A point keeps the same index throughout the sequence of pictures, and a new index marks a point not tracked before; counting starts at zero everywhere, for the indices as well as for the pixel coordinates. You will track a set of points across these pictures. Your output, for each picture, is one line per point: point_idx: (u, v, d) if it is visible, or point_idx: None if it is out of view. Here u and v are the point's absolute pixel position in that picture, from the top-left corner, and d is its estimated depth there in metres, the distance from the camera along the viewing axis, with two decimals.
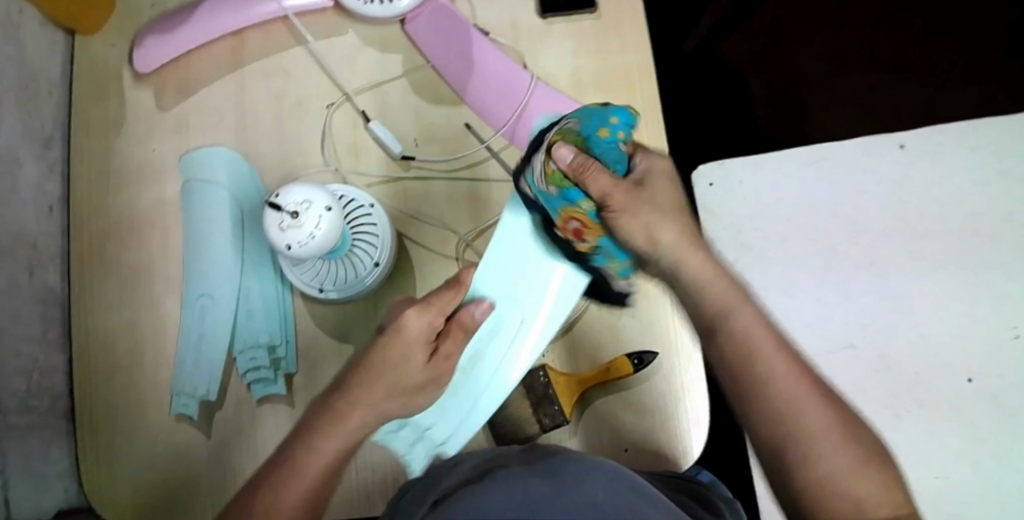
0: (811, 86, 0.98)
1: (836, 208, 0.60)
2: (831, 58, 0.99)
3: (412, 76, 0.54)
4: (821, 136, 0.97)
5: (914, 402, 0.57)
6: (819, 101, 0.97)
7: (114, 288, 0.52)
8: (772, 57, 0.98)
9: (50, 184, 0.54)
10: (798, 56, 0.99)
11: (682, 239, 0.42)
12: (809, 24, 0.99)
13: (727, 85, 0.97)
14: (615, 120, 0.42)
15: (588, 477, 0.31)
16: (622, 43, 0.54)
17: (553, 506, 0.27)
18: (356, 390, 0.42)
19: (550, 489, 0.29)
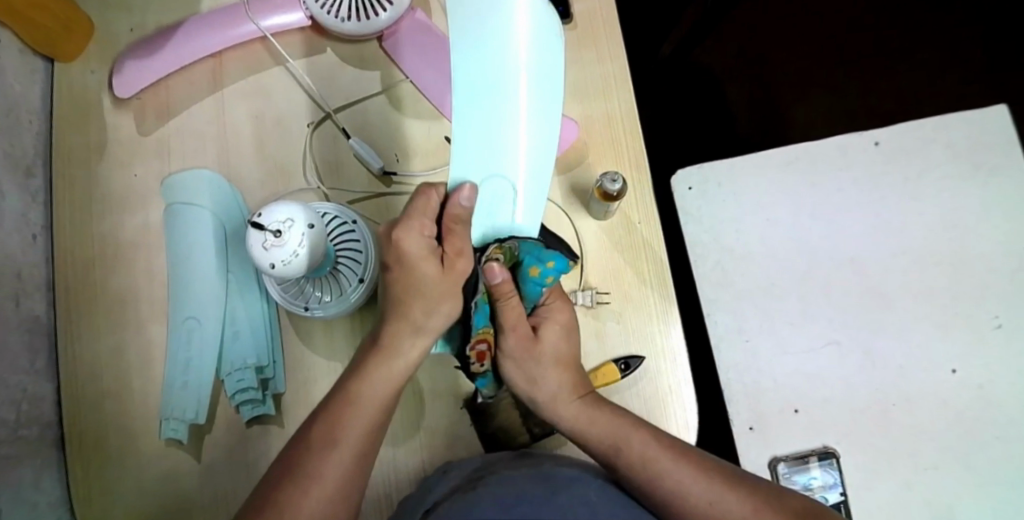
0: (791, 86, 0.99)
1: (818, 206, 0.61)
2: (811, 58, 1.00)
3: (391, 92, 0.55)
4: (803, 135, 0.97)
5: (901, 396, 0.58)
6: (799, 101, 0.98)
7: (100, 316, 0.52)
8: (752, 60, 0.99)
9: (34, 212, 0.54)
10: (777, 57, 0.99)
11: (581, 402, 0.43)
12: (788, 24, 1.00)
13: (709, 88, 0.98)
14: (551, 263, 0.42)
15: (577, 482, 0.34)
16: (597, 52, 0.55)
17: (545, 509, 0.30)
18: None
19: (540, 493, 0.32)
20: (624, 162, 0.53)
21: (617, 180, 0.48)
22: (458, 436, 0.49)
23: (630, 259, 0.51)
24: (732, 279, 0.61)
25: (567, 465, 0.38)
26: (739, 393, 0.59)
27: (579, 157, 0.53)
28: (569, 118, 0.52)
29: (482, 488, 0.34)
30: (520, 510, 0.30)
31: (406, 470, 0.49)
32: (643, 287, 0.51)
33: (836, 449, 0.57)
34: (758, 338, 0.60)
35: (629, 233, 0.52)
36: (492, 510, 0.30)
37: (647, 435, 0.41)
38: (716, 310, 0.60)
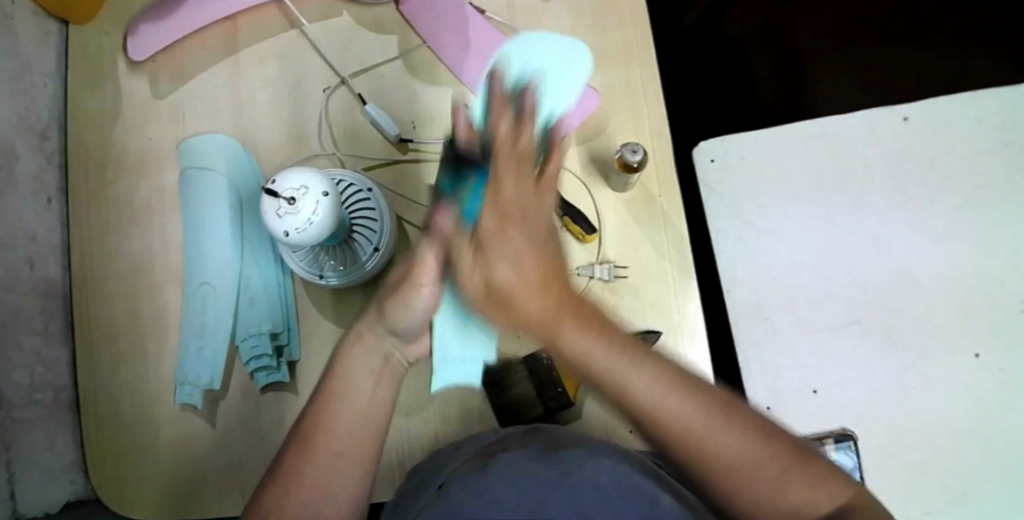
0: (814, 60, 0.96)
1: (843, 184, 0.59)
2: (834, 32, 0.97)
3: (408, 58, 0.53)
4: (827, 109, 0.95)
5: (921, 378, 0.57)
6: (821, 76, 0.96)
7: (113, 281, 0.52)
8: (774, 34, 0.97)
9: (48, 175, 0.55)
10: (800, 30, 0.97)
11: (631, 347, 0.33)
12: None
13: (729, 62, 0.96)
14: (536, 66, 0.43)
15: (593, 467, 0.32)
16: (619, 20, 0.53)
17: (559, 502, 0.29)
18: (324, 408, 0.37)
19: (554, 480, 0.31)
20: (645, 133, 0.51)
21: (638, 152, 0.47)
22: (470, 405, 0.49)
23: (648, 232, 0.50)
24: (753, 255, 0.59)
25: (579, 445, 0.36)
26: (759, 372, 0.58)
27: (600, 126, 0.52)
28: (591, 86, 0.51)
29: (492, 472, 0.33)
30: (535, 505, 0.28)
31: (418, 440, 0.48)
32: (663, 261, 0.50)
33: (851, 430, 0.57)
34: (779, 316, 0.59)
35: (649, 207, 0.51)
36: (504, 499, 0.29)
37: (693, 408, 0.32)
38: (736, 286, 0.59)
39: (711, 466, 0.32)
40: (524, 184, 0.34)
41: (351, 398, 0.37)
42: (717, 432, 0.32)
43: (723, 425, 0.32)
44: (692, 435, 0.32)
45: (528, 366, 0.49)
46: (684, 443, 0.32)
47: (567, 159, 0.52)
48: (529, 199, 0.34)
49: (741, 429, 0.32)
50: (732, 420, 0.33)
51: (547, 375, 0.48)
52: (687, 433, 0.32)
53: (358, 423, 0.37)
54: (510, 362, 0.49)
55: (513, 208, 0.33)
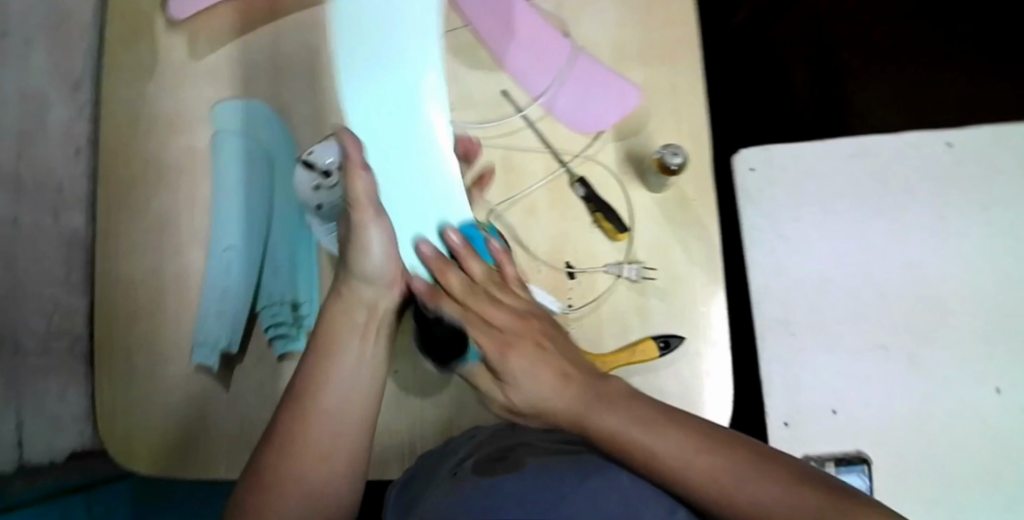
0: (851, 76, 0.95)
1: (880, 204, 0.58)
2: (874, 49, 0.95)
3: (451, 38, 0.52)
4: (864, 127, 0.93)
5: (941, 407, 0.56)
6: (857, 93, 0.95)
7: (137, 238, 0.52)
8: (814, 46, 0.95)
9: (79, 126, 0.54)
10: (841, 44, 0.95)
11: (643, 423, 0.33)
12: (854, 11, 0.96)
13: (767, 69, 0.94)
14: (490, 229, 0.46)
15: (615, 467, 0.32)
16: (668, 16, 0.52)
17: (577, 497, 0.28)
18: (320, 370, 0.38)
19: (574, 476, 0.30)
20: (685, 135, 0.50)
21: (678, 154, 0.46)
22: (487, 395, 0.48)
23: (679, 235, 0.50)
24: (785, 269, 0.59)
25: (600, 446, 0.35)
26: (782, 389, 0.58)
27: (639, 125, 0.51)
28: (636, 84, 0.51)
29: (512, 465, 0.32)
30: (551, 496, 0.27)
31: (432, 424, 0.48)
32: (692, 267, 0.49)
33: (867, 454, 0.56)
34: (805, 333, 0.58)
35: (684, 210, 0.50)
36: (519, 490, 0.28)
37: (708, 456, 0.32)
38: (765, 299, 0.58)
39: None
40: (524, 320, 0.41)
41: (345, 359, 0.39)
42: (741, 482, 0.31)
43: (749, 476, 0.31)
44: (717, 486, 0.31)
45: None
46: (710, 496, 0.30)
47: (603, 155, 0.51)
48: (519, 326, 0.40)
49: (769, 477, 0.31)
50: (754, 470, 0.31)
51: None
52: (711, 482, 0.31)
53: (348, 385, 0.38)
54: None
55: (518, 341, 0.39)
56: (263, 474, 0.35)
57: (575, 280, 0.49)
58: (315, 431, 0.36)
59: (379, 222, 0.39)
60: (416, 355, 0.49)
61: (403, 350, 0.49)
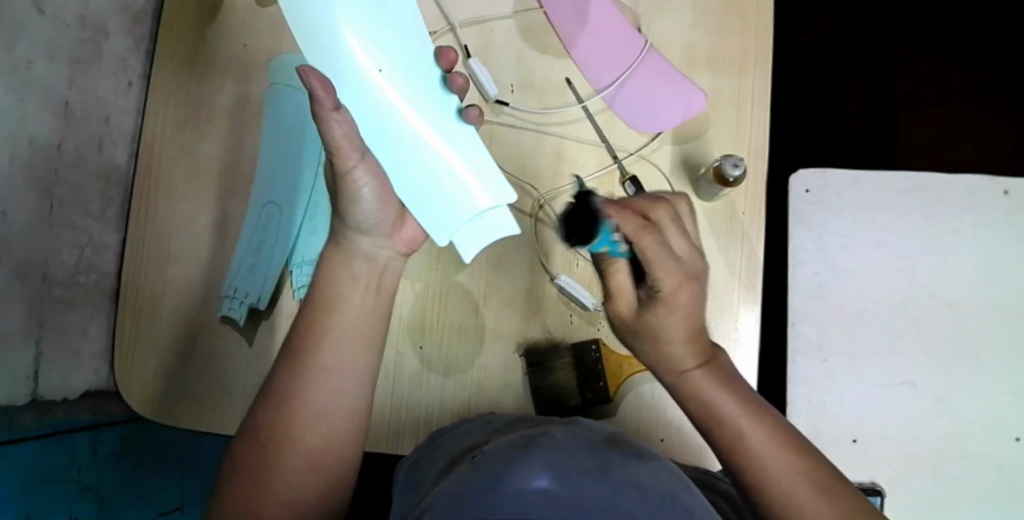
0: (908, 107, 0.92)
1: (928, 243, 0.57)
2: (938, 82, 0.92)
3: (522, 18, 0.51)
4: (911, 162, 0.91)
5: (958, 450, 0.56)
6: (913, 126, 0.91)
7: (177, 180, 0.51)
8: (874, 72, 0.92)
9: (134, 60, 0.54)
10: (903, 72, 0.92)
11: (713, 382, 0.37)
12: (923, 40, 0.92)
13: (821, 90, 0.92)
14: None
15: (634, 462, 0.31)
16: (744, 26, 0.51)
17: (593, 482, 0.27)
18: (319, 337, 0.37)
19: (594, 464, 0.29)
20: (746, 147, 0.50)
21: (739, 166, 0.45)
22: (510, 382, 0.48)
23: (724, 247, 0.49)
24: (826, 294, 0.58)
25: (616, 441, 0.34)
26: (805, 412, 0.57)
27: (699, 131, 0.50)
28: (703, 90, 0.50)
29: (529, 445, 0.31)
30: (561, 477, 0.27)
31: (454, 403, 0.48)
32: (733, 281, 0.48)
33: (879, 485, 0.57)
34: (837, 360, 0.58)
35: (732, 223, 0.49)
36: (529, 465, 0.27)
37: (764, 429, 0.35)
38: (801, 322, 0.58)
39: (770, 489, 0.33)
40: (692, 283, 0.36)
41: (348, 320, 0.38)
42: (778, 464, 0.34)
43: (789, 458, 0.34)
44: (749, 453, 0.34)
45: (575, 354, 0.48)
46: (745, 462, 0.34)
47: (658, 156, 0.50)
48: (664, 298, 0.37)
49: (801, 462, 0.34)
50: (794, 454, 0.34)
51: (592, 367, 0.48)
52: (750, 449, 0.34)
53: (349, 354, 0.37)
54: (559, 346, 0.48)
55: (679, 302, 0.36)
56: (263, 438, 0.35)
57: None
58: (314, 389, 0.36)
59: (365, 165, 0.38)
60: (444, 331, 0.48)
61: (429, 326, 0.49)
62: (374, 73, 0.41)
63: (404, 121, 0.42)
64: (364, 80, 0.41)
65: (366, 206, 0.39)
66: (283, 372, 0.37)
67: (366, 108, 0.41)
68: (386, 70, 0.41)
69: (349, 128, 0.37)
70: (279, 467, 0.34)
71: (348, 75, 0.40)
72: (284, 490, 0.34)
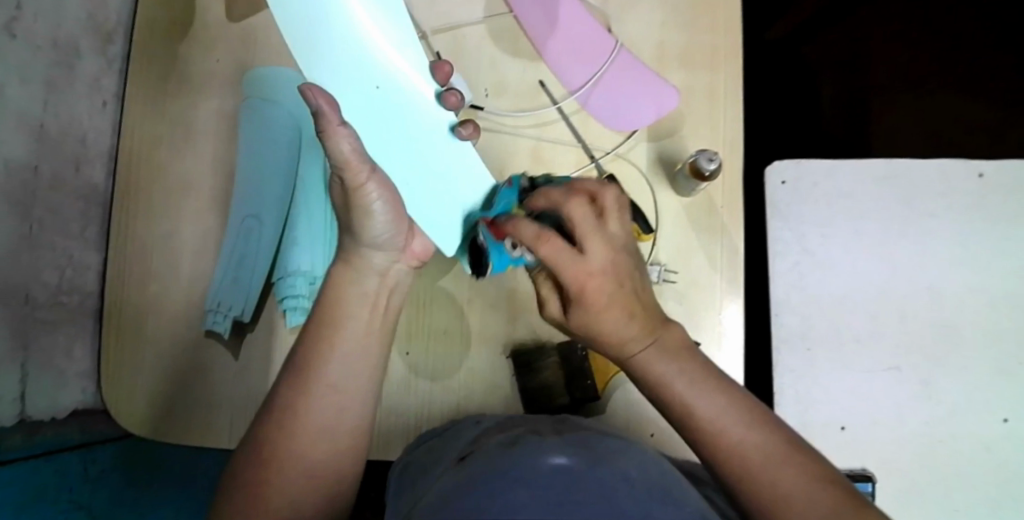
0: (885, 95, 0.93)
1: (907, 229, 0.57)
2: (913, 69, 0.93)
3: (493, 22, 0.51)
4: (891, 149, 0.92)
5: (947, 433, 0.57)
6: (891, 113, 0.92)
7: (156, 197, 0.51)
8: (852, 61, 0.93)
9: (107, 79, 0.54)
10: (879, 60, 0.93)
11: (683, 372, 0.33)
12: (898, 27, 0.93)
13: (800, 81, 0.92)
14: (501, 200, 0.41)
15: (623, 457, 0.31)
16: (713, 22, 0.51)
17: (584, 480, 0.27)
18: (322, 349, 0.36)
19: (583, 462, 0.29)
20: (721, 141, 0.50)
21: (714, 161, 0.46)
22: (498, 384, 0.48)
23: (704, 241, 0.49)
24: (806, 283, 0.59)
25: (608, 439, 0.34)
26: (793, 402, 0.58)
27: (673, 128, 0.50)
28: (675, 87, 0.50)
29: (520, 447, 0.31)
30: (558, 478, 0.26)
31: (442, 407, 0.48)
32: (714, 275, 0.49)
33: (871, 472, 0.57)
34: (820, 349, 0.59)
35: (710, 217, 0.49)
36: (522, 470, 0.27)
37: (744, 419, 0.32)
38: (783, 312, 0.58)
39: (752, 479, 0.30)
40: (614, 254, 0.34)
41: (354, 330, 0.37)
42: (762, 458, 0.31)
43: (772, 454, 0.31)
44: (729, 444, 0.31)
45: (562, 353, 0.49)
46: (726, 456, 0.31)
47: (635, 154, 0.50)
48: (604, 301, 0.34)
49: (782, 453, 0.31)
50: (780, 452, 0.31)
51: (579, 366, 0.48)
52: (728, 438, 0.31)
53: (352, 366, 0.36)
54: (546, 346, 0.48)
55: (597, 278, 0.34)
56: (263, 454, 0.33)
57: None
58: (317, 403, 0.35)
59: (374, 179, 0.38)
60: (428, 336, 0.49)
61: (415, 332, 0.49)
62: (373, 81, 0.40)
63: (392, 129, 0.41)
64: (362, 89, 0.40)
65: (377, 220, 0.39)
66: (283, 385, 0.35)
67: (358, 107, 0.40)
68: (386, 74, 0.41)
69: (357, 144, 0.36)
70: (274, 478, 0.33)
71: (347, 88, 0.40)
72: (283, 504, 0.33)
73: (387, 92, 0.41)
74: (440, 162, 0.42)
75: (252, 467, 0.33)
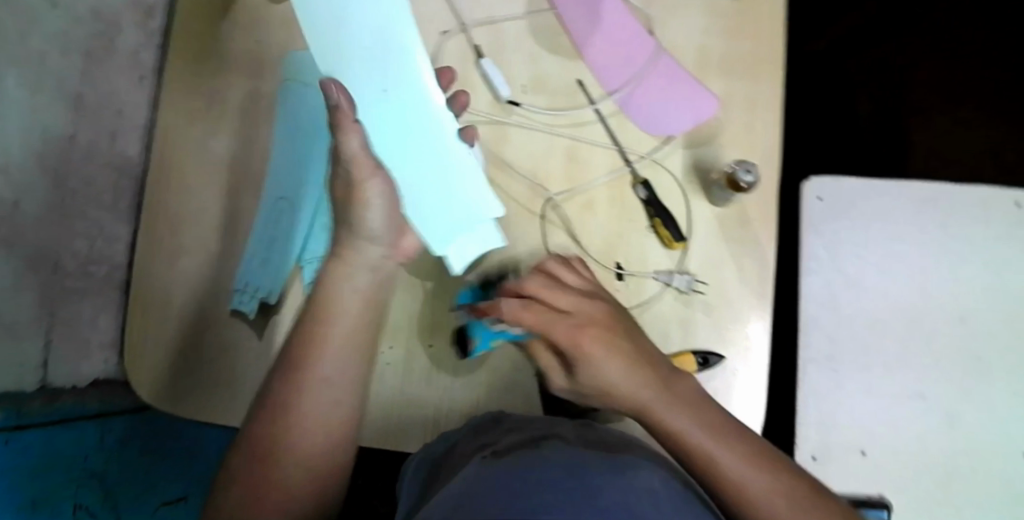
0: (920, 114, 0.91)
1: (939, 254, 0.56)
2: (950, 90, 0.91)
3: (535, 19, 0.51)
4: (922, 170, 0.90)
5: (966, 465, 0.56)
6: (925, 134, 0.91)
7: (188, 174, 0.51)
8: (889, 78, 0.91)
9: (146, 53, 0.54)
10: (915, 79, 0.91)
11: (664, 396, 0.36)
12: (937, 47, 0.91)
13: (834, 96, 0.91)
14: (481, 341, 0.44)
15: (649, 469, 0.30)
16: (757, 32, 0.50)
17: (611, 489, 0.26)
18: (315, 345, 0.37)
19: (608, 471, 0.28)
20: (758, 154, 0.49)
21: (751, 173, 0.45)
22: (518, 382, 0.48)
23: (735, 254, 0.48)
24: (836, 302, 0.58)
25: (633, 450, 0.34)
26: (814, 423, 0.58)
27: (711, 137, 0.50)
28: (716, 95, 0.50)
29: (544, 452, 0.30)
30: (582, 484, 0.26)
31: (462, 403, 0.48)
32: (742, 289, 0.48)
33: (888, 498, 0.56)
34: (847, 371, 0.58)
35: (744, 230, 0.49)
36: (546, 475, 0.27)
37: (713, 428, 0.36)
38: (811, 330, 0.58)
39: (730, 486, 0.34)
40: (588, 299, 0.37)
41: (344, 324, 0.38)
42: (735, 464, 0.34)
43: (745, 458, 0.35)
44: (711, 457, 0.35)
45: None
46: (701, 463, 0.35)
47: (671, 160, 0.50)
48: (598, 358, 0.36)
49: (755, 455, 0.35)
50: (749, 452, 0.35)
51: None
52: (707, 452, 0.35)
53: (343, 364, 0.38)
54: None
55: (586, 329, 0.36)
56: (258, 451, 0.35)
57: (623, 281, 0.48)
58: (311, 401, 0.36)
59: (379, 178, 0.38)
60: (452, 329, 0.49)
61: (439, 325, 0.49)
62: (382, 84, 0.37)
63: (409, 140, 0.38)
64: (373, 92, 0.37)
65: (375, 214, 0.38)
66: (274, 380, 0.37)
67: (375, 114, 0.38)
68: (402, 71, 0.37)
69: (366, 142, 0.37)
70: (274, 478, 0.35)
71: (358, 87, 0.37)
72: (277, 498, 0.35)
73: (395, 96, 0.38)
74: (455, 178, 0.40)
75: (250, 465, 0.35)
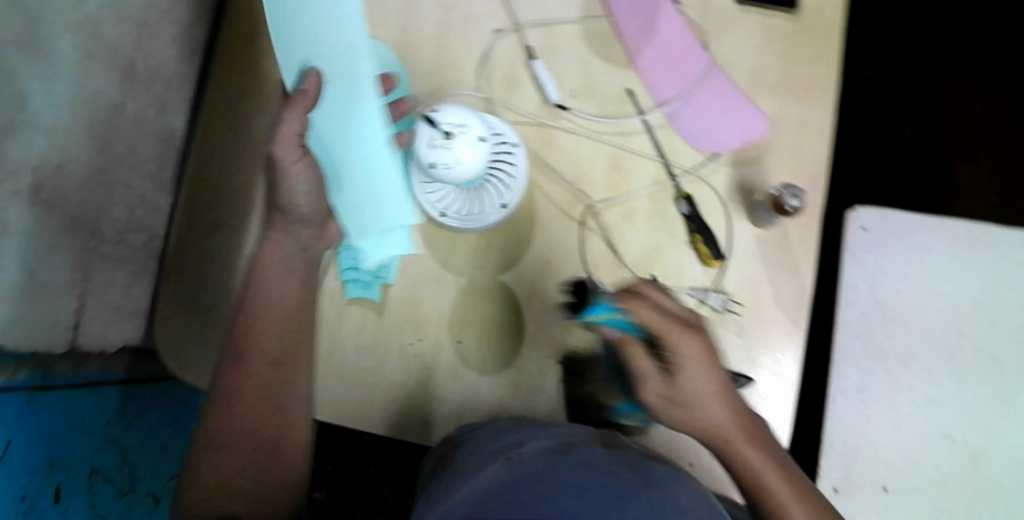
0: (960, 149, 0.90)
1: (977, 295, 0.56)
2: (993, 127, 0.90)
3: (589, 24, 0.51)
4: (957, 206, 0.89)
5: (987, 510, 0.55)
6: (963, 170, 0.89)
7: (232, 151, 0.51)
8: (930, 111, 0.90)
9: (199, 28, 0.55)
10: (958, 114, 0.90)
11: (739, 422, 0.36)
12: (983, 83, 0.90)
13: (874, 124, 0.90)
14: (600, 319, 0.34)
15: (677, 482, 0.29)
16: (813, 55, 0.50)
17: (634, 497, 0.24)
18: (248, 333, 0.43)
19: (633, 480, 0.27)
20: (803, 178, 0.49)
21: (797, 198, 0.45)
22: (545, 387, 0.48)
23: (773, 277, 0.48)
24: (872, 336, 0.58)
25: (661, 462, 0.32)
26: (841, 456, 0.57)
27: (757, 157, 0.49)
28: (767, 115, 0.49)
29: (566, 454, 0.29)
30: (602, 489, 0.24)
31: (486, 402, 0.48)
32: (777, 312, 0.48)
33: None
34: (876, 406, 0.57)
35: (783, 254, 0.48)
36: (568, 476, 0.25)
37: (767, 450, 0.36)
38: (844, 363, 0.58)
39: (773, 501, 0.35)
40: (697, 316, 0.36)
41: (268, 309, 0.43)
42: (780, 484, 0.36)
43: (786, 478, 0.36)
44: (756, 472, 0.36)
45: None
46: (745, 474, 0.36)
47: (715, 177, 0.49)
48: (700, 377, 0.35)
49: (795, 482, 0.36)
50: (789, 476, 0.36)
51: None
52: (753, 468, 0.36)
53: (268, 348, 0.43)
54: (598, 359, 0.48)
55: (699, 348, 0.35)
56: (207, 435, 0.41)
57: None
58: (245, 387, 0.42)
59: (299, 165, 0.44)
60: (483, 328, 0.49)
61: (469, 321, 0.49)
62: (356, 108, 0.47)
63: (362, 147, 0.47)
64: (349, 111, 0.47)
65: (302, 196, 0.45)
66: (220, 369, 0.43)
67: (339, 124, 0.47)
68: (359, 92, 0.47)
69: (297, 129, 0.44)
70: (219, 459, 0.41)
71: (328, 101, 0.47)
72: (233, 470, 0.41)
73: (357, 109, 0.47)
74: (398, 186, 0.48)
75: (203, 447, 0.41)
